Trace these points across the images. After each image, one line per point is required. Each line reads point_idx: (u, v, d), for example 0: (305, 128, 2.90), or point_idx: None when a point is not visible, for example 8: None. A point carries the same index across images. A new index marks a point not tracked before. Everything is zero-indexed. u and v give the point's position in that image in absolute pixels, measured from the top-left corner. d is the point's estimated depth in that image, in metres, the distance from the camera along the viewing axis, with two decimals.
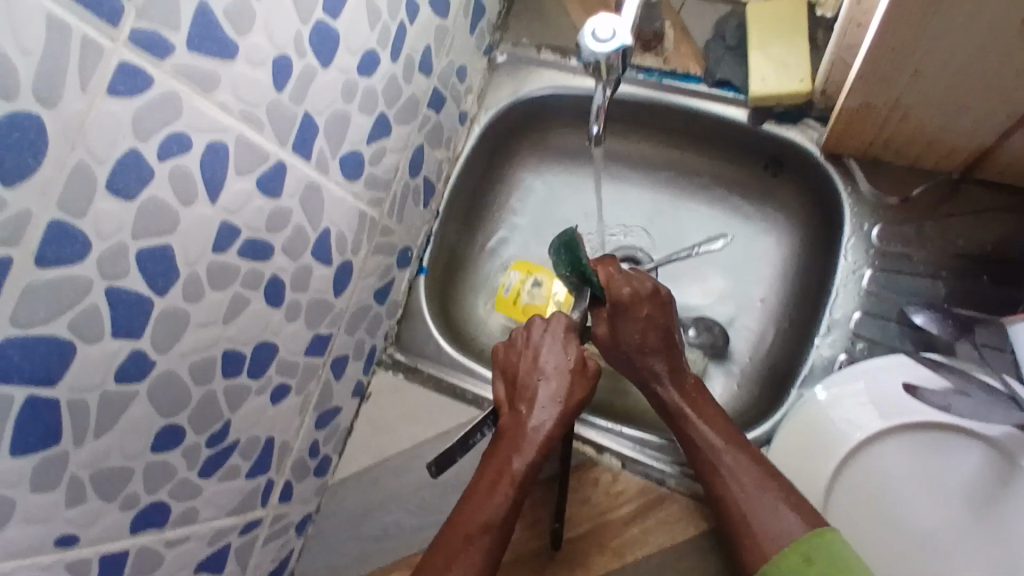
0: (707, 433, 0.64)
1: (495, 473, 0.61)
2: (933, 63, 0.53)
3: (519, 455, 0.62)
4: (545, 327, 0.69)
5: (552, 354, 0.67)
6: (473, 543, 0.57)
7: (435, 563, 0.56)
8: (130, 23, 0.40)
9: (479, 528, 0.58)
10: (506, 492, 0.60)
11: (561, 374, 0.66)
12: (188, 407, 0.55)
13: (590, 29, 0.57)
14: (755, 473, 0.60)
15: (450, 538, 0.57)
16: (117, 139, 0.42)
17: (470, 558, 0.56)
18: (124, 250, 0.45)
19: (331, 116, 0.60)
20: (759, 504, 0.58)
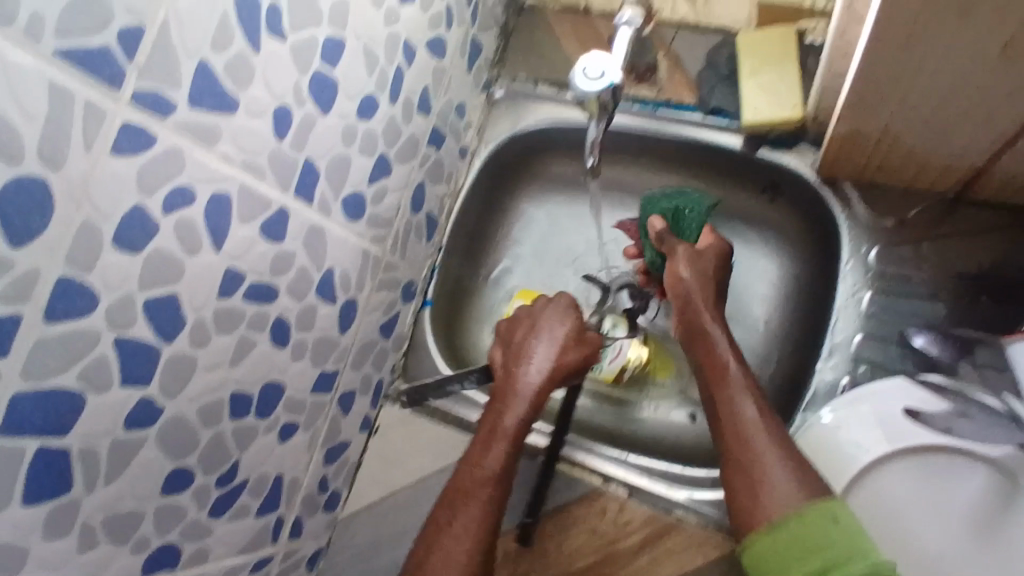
0: (737, 395, 0.61)
1: (492, 430, 0.65)
2: (917, 91, 0.53)
3: (510, 414, 0.65)
4: (544, 304, 0.74)
5: (550, 322, 0.71)
6: (470, 501, 0.60)
7: (437, 524, 0.59)
8: (132, 85, 0.42)
9: (479, 489, 0.61)
10: (501, 450, 0.63)
11: (556, 340, 0.70)
12: (196, 449, 0.56)
13: (580, 67, 0.58)
14: (773, 438, 0.58)
15: (451, 500, 0.61)
16: (123, 195, 0.44)
17: (467, 516, 0.59)
18: (131, 300, 0.46)
19: (331, 160, 0.61)
20: (771, 468, 0.56)
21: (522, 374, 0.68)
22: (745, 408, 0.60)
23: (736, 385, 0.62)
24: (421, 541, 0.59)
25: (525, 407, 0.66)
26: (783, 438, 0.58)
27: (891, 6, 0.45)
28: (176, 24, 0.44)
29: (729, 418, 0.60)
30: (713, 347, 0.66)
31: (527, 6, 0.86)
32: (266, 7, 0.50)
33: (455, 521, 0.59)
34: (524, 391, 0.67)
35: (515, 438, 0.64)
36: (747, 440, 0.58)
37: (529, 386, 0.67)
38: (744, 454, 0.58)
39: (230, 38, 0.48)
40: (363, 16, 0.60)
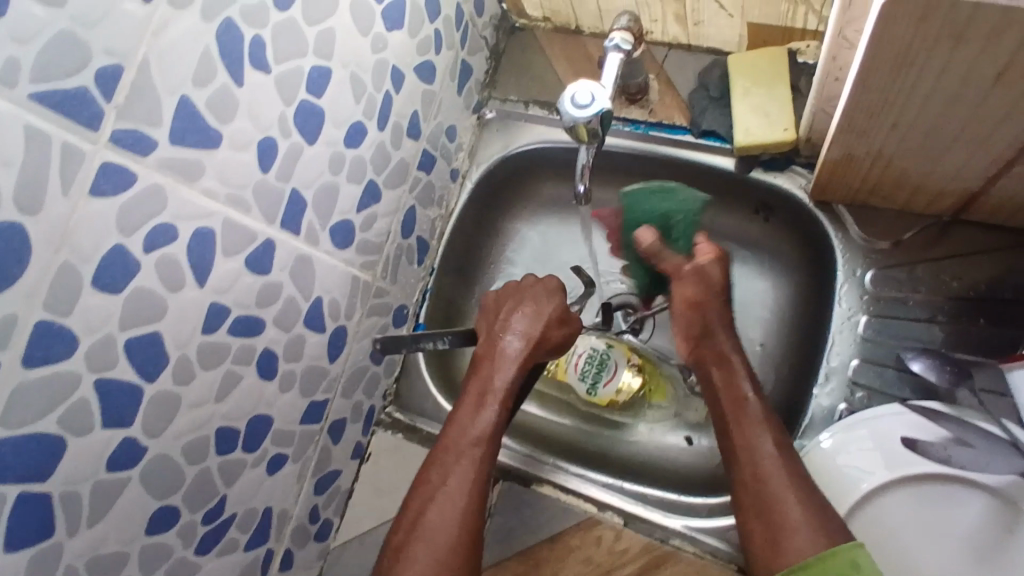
0: (756, 427, 0.60)
1: (479, 394, 0.64)
2: (910, 117, 0.52)
3: (501, 374, 0.65)
4: (529, 282, 0.71)
5: (534, 295, 0.70)
6: (464, 455, 0.60)
7: (432, 480, 0.59)
8: (111, 124, 0.42)
9: (471, 447, 0.60)
10: (494, 409, 0.62)
11: (541, 312, 0.69)
12: (181, 486, 0.55)
13: (569, 94, 0.58)
14: (790, 471, 0.57)
15: (441, 457, 0.60)
16: (102, 236, 0.43)
17: (462, 471, 0.59)
18: (111, 342, 0.46)
19: (319, 189, 0.60)
20: (787, 504, 0.55)
21: (504, 344, 0.66)
22: (761, 441, 0.59)
23: (755, 417, 0.61)
24: (412, 499, 0.59)
25: (511, 374, 0.65)
26: (799, 474, 0.57)
27: (881, 38, 0.45)
28: (157, 62, 0.43)
29: (745, 450, 0.60)
30: (731, 373, 0.65)
31: (518, 26, 0.86)
32: (249, 40, 0.49)
33: (450, 477, 0.58)
34: (507, 359, 0.65)
35: (505, 401, 0.63)
36: (763, 471, 0.58)
37: (511, 354, 0.66)
38: (761, 488, 0.57)
39: (212, 72, 0.47)
40: (350, 44, 0.59)
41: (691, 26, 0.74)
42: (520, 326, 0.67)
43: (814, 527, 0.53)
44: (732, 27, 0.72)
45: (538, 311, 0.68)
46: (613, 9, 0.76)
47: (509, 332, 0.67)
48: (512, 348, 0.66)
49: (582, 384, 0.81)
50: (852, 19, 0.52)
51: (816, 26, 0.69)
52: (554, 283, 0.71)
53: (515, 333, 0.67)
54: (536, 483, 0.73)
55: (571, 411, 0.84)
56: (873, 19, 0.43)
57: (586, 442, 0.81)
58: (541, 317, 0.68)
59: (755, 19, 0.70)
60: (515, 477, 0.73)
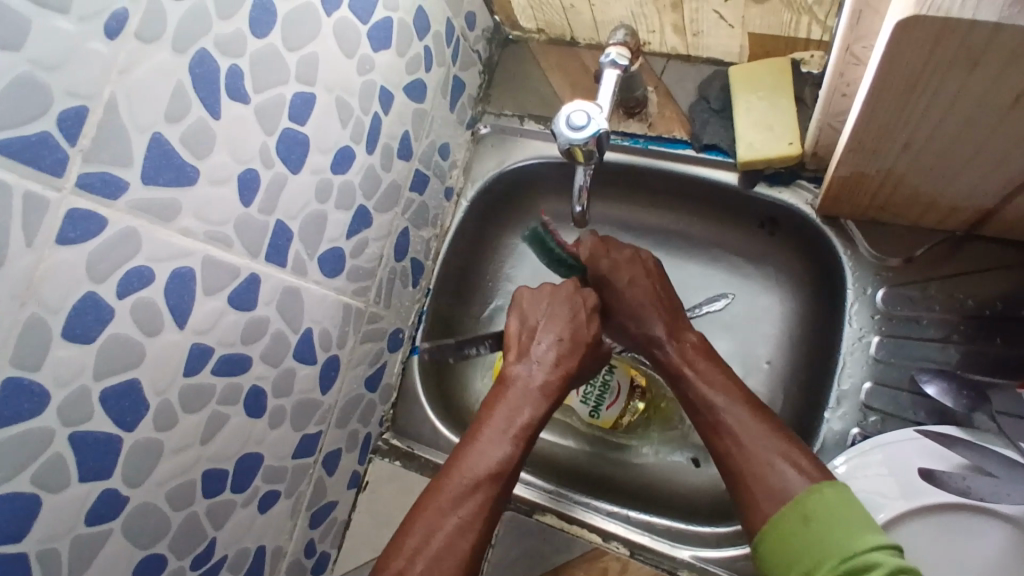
0: (717, 404, 0.59)
1: (506, 423, 0.59)
2: (922, 137, 0.50)
3: (531, 406, 0.60)
4: (565, 294, 0.67)
5: (574, 320, 0.65)
6: (479, 490, 0.56)
7: (438, 506, 0.55)
8: (76, 169, 0.40)
9: (488, 480, 0.56)
10: (518, 445, 0.58)
11: (578, 345, 0.64)
12: (167, 533, 0.53)
13: (564, 116, 0.55)
14: (769, 434, 0.56)
15: (448, 484, 0.56)
16: (71, 287, 0.41)
17: (473, 506, 0.55)
18: (86, 393, 0.44)
19: (305, 219, 0.58)
20: (772, 463, 0.54)
21: (535, 368, 0.63)
22: (723, 408, 0.59)
23: (715, 394, 0.60)
24: (412, 523, 0.55)
25: (539, 410, 0.61)
26: (782, 435, 0.56)
27: (892, 60, 0.42)
28: (125, 101, 0.42)
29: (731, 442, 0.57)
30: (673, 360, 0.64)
31: (511, 38, 0.83)
32: (225, 71, 0.47)
33: (455, 507, 0.55)
34: (540, 385, 0.62)
35: (529, 438, 0.59)
36: (743, 453, 0.56)
37: (541, 380, 0.62)
38: (743, 470, 0.55)
39: (186, 107, 0.45)
40: (334, 68, 0.57)
41: (690, 37, 0.72)
42: (557, 350, 0.64)
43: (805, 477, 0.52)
44: (732, 37, 0.70)
45: (576, 334, 0.65)
46: (609, 20, 0.73)
47: (544, 357, 0.63)
48: (544, 375, 0.62)
49: (585, 407, 0.78)
50: (861, 36, 0.49)
51: (819, 36, 0.66)
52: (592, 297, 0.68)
53: (548, 364, 0.63)
54: (538, 512, 0.70)
55: (572, 433, 0.81)
56: (884, 40, 0.41)
57: (588, 466, 0.78)
58: (579, 339, 0.65)
59: (757, 30, 0.68)
60: (518, 505, 0.71)
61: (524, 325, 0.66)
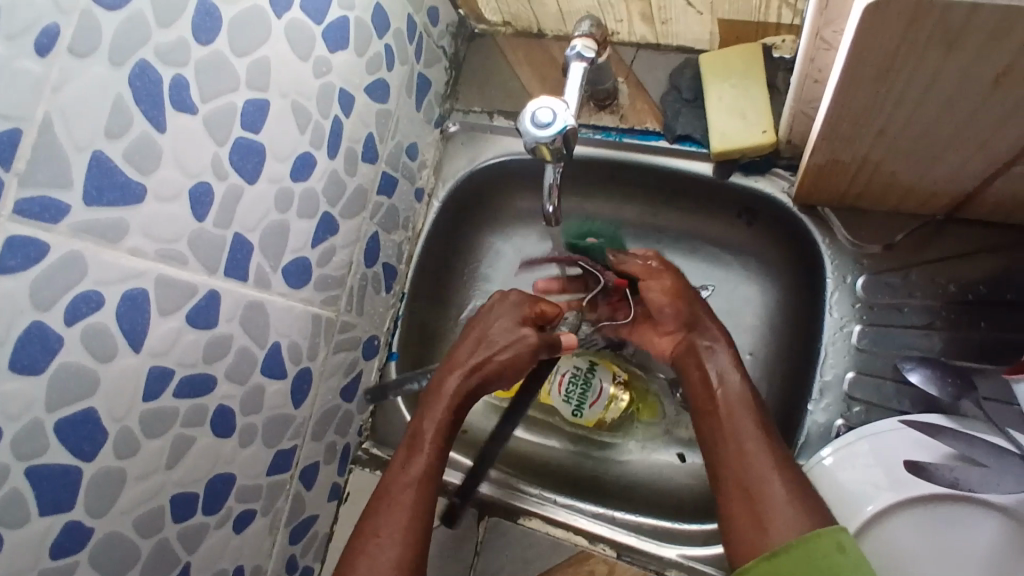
0: (742, 420, 0.58)
1: (411, 441, 0.63)
2: (899, 122, 0.49)
3: (429, 416, 0.63)
4: (492, 304, 0.68)
5: (488, 324, 0.66)
6: (394, 507, 0.59)
7: (367, 529, 0.58)
8: (13, 195, 0.38)
9: (404, 495, 0.59)
10: (422, 458, 0.61)
11: (481, 344, 0.65)
12: (138, 562, 0.52)
13: (529, 113, 0.53)
14: (772, 466, 0.55)
15: (378, 503, 0.60)
16: (12, 318, 0.39)
17: (392, 522, 0.58)
18: (39, 426, 0.42)
19: (266, 230, 0.56)
20: (769, 484, 0.54)
21: (443, 382, 0.65)
22: (742, 423, 0.58)
23: (745, 417, 0.58)
24: (351, 548, 0.58)
25: (439, 417, 0.63)
26: (789, 467, 0.55)
27: (866, 44, 0.41)
28: (60, 121, 0.40)
29: (735, 458, 0.57)
30: (714, 367, 0.62)
31: (477, 32, 0.81)
32: (168, 81, 0.45)
33: (382, 528, 0.57)
34: (447, 396, 0.64)
35: (433, 446, 0.62)
36: (747, 474, 0.55)
37: (449, 393, 0.64)
38: (744, 489, 0.55)
39: (128, 122, 0.43)
40: (289, 72, 0.54)
41: (659, 25, 0.70)
42: (472, 361, 0.65)
43: (797, 508, 0.52)
44: (701, 24, 0.68)
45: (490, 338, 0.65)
46: (575, 10, 0.71)
47: (459, 366, 0.65)
48: (452, 385, 0.64)
49: (568, 406, 0.77)
50: (831, 20, 0.48)
51: (790, 20, 0.65)
52: (534, 303, 0.68)
53: (452, 372, 0.65)
54: (524, 516, 0.69)
55: (556, 433, 0.80)
56: (857, 23, 0.40)
57: (573, 467, 0.77)
58: (496, 342, 0.65)
59: (726, 16, 0.66)
60: (501, 509, 0.69)
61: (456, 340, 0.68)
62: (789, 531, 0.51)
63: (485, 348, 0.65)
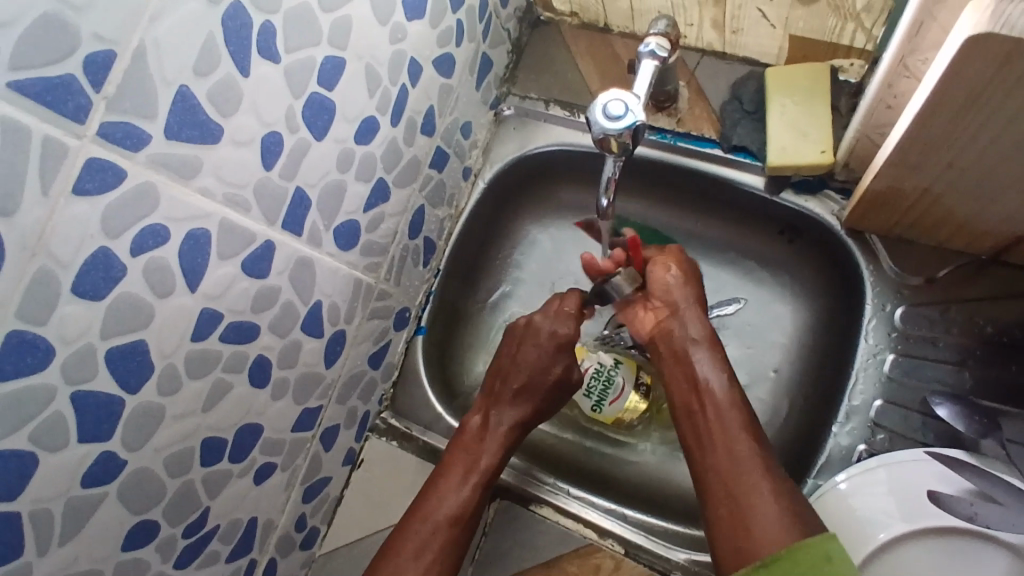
0: (728, 423, 0.57)
1: (464, 469, 0.63)
2: (970, 157, 0.49)
3: (485, 452, 0.64)
4: (536, 327, 0.68)
5: (540, 354, 0.67)
6: (437, 535, 0.58)
7: (401, 549, 0.57)
8: (98, 118, 0.38)
9: (449, 514, 0.60)
10: (474, 487, 0.62)
11: (534, 380, 0.67)
12: (162, 501, 0.52)
13: (601, 103, 0.53)
14: (760, 474, 0.53)
15: (416, 525, 0.59)
16: (83, 241, 0.39)
17: (433, 551, 0.57)
18: (92, 352, 0.42)
19: (324, 188, 0.56)
20: (761, 491, 0.52)
21: (500, 418, 0.66)
22: (732, 424, 0.56)
23: (732, 421, 0.56)
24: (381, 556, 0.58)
25: (497, 457, 0.64)
26: (770, 469, 0.53)
27: (954, 75, 0.42)
28: (153, 50, 0.40)
29: (721, 463, 0.55)
30: (702, 369, 0.60)
31: (543, 19, 0.81)
32: (258, 27, 0.45)
33: (418, 555, 0.57)
34: (502, 434, 0.65)
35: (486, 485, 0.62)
36: (733, 472, 0.54)
37: (503, 429, 0.65)
38: (731, 493, 0.53)
39: (215, 62, 0.43)
40: (367, 34, 0.55)
41: (729, 34, 0.70)
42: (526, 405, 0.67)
43: (784, 512, 0.50)
44: (772, 38, 0.68)
45: (539, 374, 0.67)
46: (646, 9, 0.72)
47: (510, 404, 0.66)
48: (506, 425, 0.65)
49: (587, 401, 0.76)
50: (918, 48, 0.49)
51: (863, 45, 0.65)
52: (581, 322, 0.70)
53: (508, 413, 0.66)
54: (536, 504, 0.70)
55: (571, 426, 0.80)
56: (952, 53, 0.40)
57: (587, 461, 0.77)
58: (544, 380, 0.67)
59: (798, 32, 0.66)
60: (515, 496, 0.70)
61: (499, 364, 0.69)
62: (775, 535, 0.48)
63: (539, 386, 0.67)
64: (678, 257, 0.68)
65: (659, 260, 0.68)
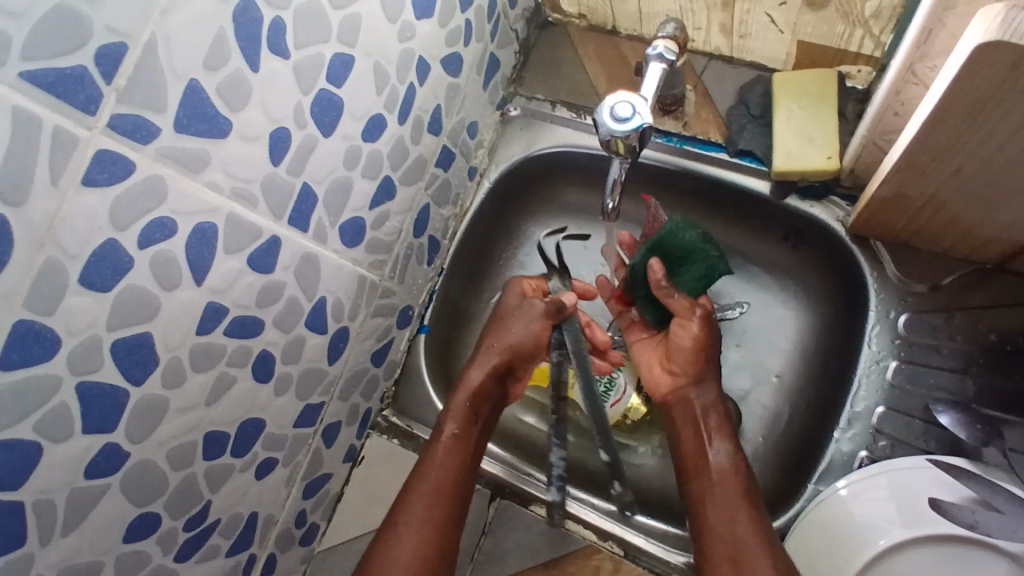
0: (731, 488, 0.59)
1: (438, 429, 0.63)
2: (977, 164, 0.49)
3: (451, 406, 0.64)
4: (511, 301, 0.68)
5: (516, 328, 0.67)
6: (418, 493, 0.58)
7: (393, 515, 0.58)
8: (108, 110, 0.38)
9: (435, 485, 0.59)
10: (450, 446, 0.62)
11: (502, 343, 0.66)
12: (164, 494, 0.52)
13: (609, 105, 0.53)
14: (758, 539, 0.55)
15: (406, 491, 0.59)
16: (92, 232, 0.40)
17: (417, 510, 0.57)
18: (97, 344, 0.43)
19: (331, 185, 0.57)
20: (757, 557, 0.54)
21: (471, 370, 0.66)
22: (732, 492, 0.59)
23: (733, 487, 0.59)
24: (375, 539, 0.57)
25: (460, 406, 0.63)
26: (768, 535, 0.56)
27: (964, 80, 0.42)
28: (164, 44, 0.40)
29: (721, 526, 0.57)
30: (707, 435, 0.63)
31: (551, 20, 0.81)
32: (268, 22, 0.45)
33: (405, 518, 0.57)
34: (470, 387, 0.64)
35: (460, 442, 0.62)
36: (733, 538, 0.56)
37: (471, 381, 0.65)
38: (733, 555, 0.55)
39: (225, 57, 0.43)
40: (376, 31, 0.55)
41: (737, 38, 0.70)
42: (492, 355, 0.66)
43: None
44: (780, 43, 0.68)
45: (512, 338, 0.66)
46: (654, 12, 0.72)
47: (477, 359, 0.66)
48: (473, 378, 0.65)
49: None
50: (926, 55, 0.49)
51: (870, 51, 0.65)
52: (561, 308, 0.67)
53: (474, 365, 0.66)
54: (535, 504, 0.70)
55: (574, 428, 0.80)
56: (962, 59, 0.40)
57: (589, 464, 0.77)
58: (516, 344, 0.66)
59: (806, 38, 0.66)
60: (516, 495, 0.70)
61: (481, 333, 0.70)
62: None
63: (508, 343, 0.66)
64: (701, 321, 0.65)
65: (682, 319, 0.66)
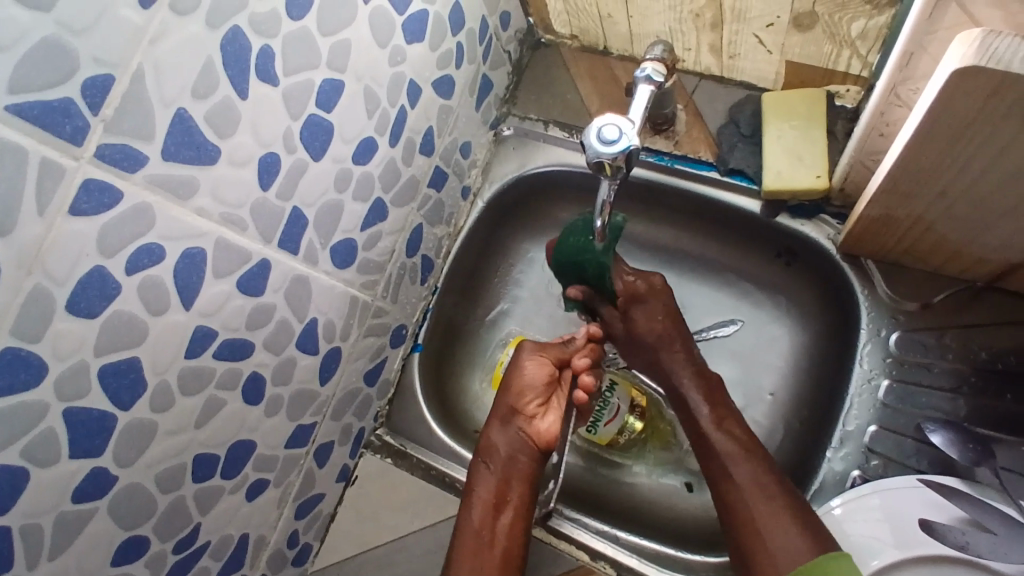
0: (727, 458, 0.62)
1: (470, 487, 0.65)
2: (962, 185, 0.49)
3: (480, 465, 0.66)
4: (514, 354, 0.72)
5: (517, 377, 0.69)
6: (475, 537, 0.62)
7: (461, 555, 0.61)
8: (96, 139, 0.39)
9: (474, 539, 0.61)
10: (483, 498, 0.64)
11: (509, 390, 0.68)
12: (153, 517, 0.52)
13: (596, 127, 0.54)
14: (776, 509, 0.57)
15: (462, 538, 0.62)
16: (80, 259, 0.40)
17: (476, 550, 0.61)
18: (85, 368, 0.43)
19: (322, 207, 0.57)
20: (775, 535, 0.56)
21: (490, 426, 0.68)
22: (738, 469, 0.61)
23: (737, 461, 0.61)
24: None
25: (484, 464, 0.66)
26: (783, 497, 0.58)
27: (943, 106, 0.42)
28: (153, 72, 0.40)
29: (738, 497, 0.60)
30: (689, 405, 0.66)
31: (544, 41, 0.82)
32: (257, 50, 0.46)
33: (465, 557, 0.61)
34: (490, 443, 0.67)
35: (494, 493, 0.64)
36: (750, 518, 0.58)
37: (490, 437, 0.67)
38: (746, 529, 0.58)
39: (214, 84, 0.44)
40: (366, 57, 0.55)
41: (726, 58, 0.71)
42: (498, 407, 0.68)
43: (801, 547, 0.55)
44: (769, 63, 0.69)
45: (518, 386, 0.68)
46: (645, 32, 0.73)
47: (492, 416, 0.68)
48: (493, 433, 0.67)
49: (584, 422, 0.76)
50: (909, 77, 0.49)
51: (858, 71, 0.65)
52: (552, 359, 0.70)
53: (489, 422, 0.68)
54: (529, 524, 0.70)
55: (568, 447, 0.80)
56: (940, 84, 0.41)
57: (583, 484, 0.77)
58: (523, 388, 0.68)
59: (794, 58, 0.67)
60: None
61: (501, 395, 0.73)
62: (796, 558, 0.54)
63: (517, 390, 0.68)
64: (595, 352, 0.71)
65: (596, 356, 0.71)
